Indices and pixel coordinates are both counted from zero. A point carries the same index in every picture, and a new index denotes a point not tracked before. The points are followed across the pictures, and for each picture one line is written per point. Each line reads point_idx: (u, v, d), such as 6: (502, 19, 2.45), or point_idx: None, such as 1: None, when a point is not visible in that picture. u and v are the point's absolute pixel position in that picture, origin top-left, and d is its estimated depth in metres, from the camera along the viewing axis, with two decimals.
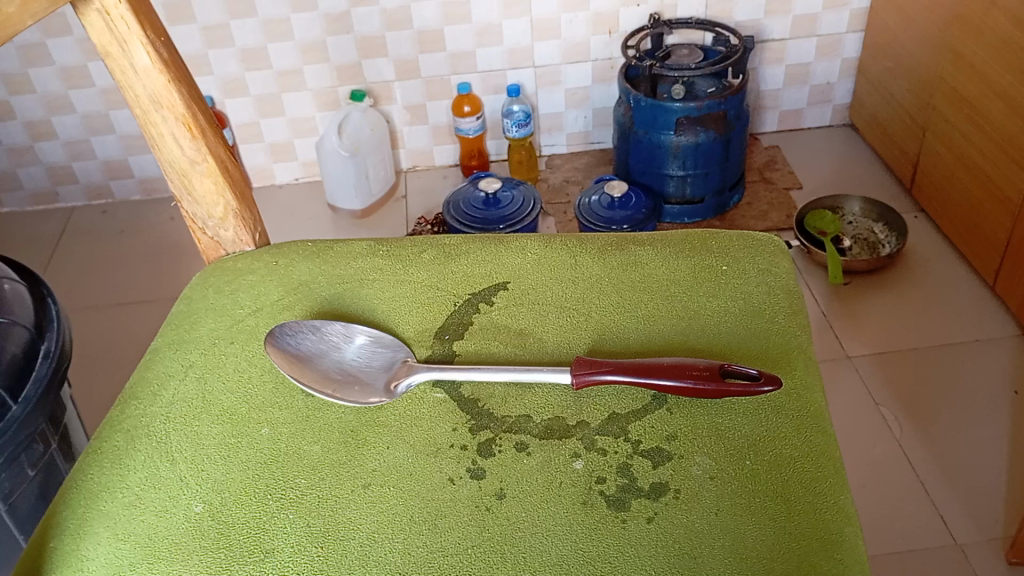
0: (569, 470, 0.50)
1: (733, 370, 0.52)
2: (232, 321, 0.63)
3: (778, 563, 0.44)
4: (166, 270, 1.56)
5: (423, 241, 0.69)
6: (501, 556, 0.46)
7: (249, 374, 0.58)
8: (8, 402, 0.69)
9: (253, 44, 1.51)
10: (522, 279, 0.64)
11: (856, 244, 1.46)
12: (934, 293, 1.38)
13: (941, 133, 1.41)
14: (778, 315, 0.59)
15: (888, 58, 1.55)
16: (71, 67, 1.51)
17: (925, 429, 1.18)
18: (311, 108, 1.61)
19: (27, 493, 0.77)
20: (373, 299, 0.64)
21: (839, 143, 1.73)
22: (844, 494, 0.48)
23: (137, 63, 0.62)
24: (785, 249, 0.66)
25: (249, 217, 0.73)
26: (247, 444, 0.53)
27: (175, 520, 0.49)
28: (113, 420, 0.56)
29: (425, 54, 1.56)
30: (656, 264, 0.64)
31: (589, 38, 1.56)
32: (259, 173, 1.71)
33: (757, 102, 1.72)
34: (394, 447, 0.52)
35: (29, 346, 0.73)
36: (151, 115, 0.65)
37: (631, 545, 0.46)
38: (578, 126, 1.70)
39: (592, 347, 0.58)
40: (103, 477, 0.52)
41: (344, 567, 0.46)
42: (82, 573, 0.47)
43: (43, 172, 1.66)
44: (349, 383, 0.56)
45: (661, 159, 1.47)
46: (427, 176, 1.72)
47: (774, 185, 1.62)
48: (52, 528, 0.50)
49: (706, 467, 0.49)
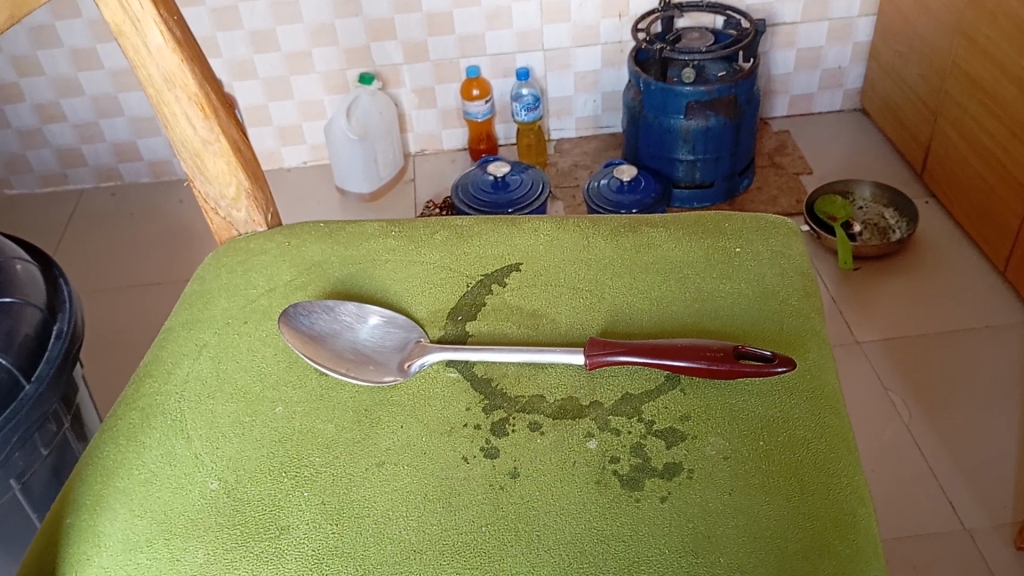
0: (583, 449, 0.50)
1: (747, 351, 0.52)
2: (245, 301, 0.63)
3: (793, 542, 0.45)
4: (175, 253, 1.56)
5: (435, 222, 0.69)
6: (515, 535, 0.46)
7: (262, 354, 0.58)
8: (21, 382, 0.69)
9: (262, 26, 1.51)
10: (535, 260, 0.64)
11: (866, 229, 1.45)
12: (945, 278, 1.38)
13: (953, 117, 1.40)
14: (792, 297, 0.59)
15: (900, 42, 1.53)
16: (80, 49, 1.51)
17: (934, 413, 1.18)
18: (320, 91, 1.61)
19: (40, 473, 0.78)
20: (386, 280, 0.64)
21: (851, 128, 1.72)
22: (857, 474, 0.48)
23: (150, 42, 0.62)
24: (799, 232, 0.66)
25: (262, 197, 0.73)
26: (261, 422, 0.53)
27: (191, 497, 0.49)
28: (128, 399, 0.56)
29: (434, 37, 1.55)
30: (669, 246, 0.64)
31: (599, 21, 1.55)
32: (268, 156, 1.71)
33: (768, 86, 1.71)
34: (408, 426, 0.52)
35: (42, 325, 0.73)
36: (165, 94, 0.65)
37: (645, 524, 0.46)
38: (587, 110, 1.70)
39: (606, 328, 0.58)
40: (118, 454, 0.53)
41: (359, 544, 0.46)
42: (99, 549, 0.48)
43: (53, 154, 1.66)
44: (363, 362, 0.56)
45: (671, 143, 1.47)
46: (436, 160, 1.72)
47: (785, 170, 1.62)
48: (69, 505, 0.50)
49: (719, 447, 0.49)
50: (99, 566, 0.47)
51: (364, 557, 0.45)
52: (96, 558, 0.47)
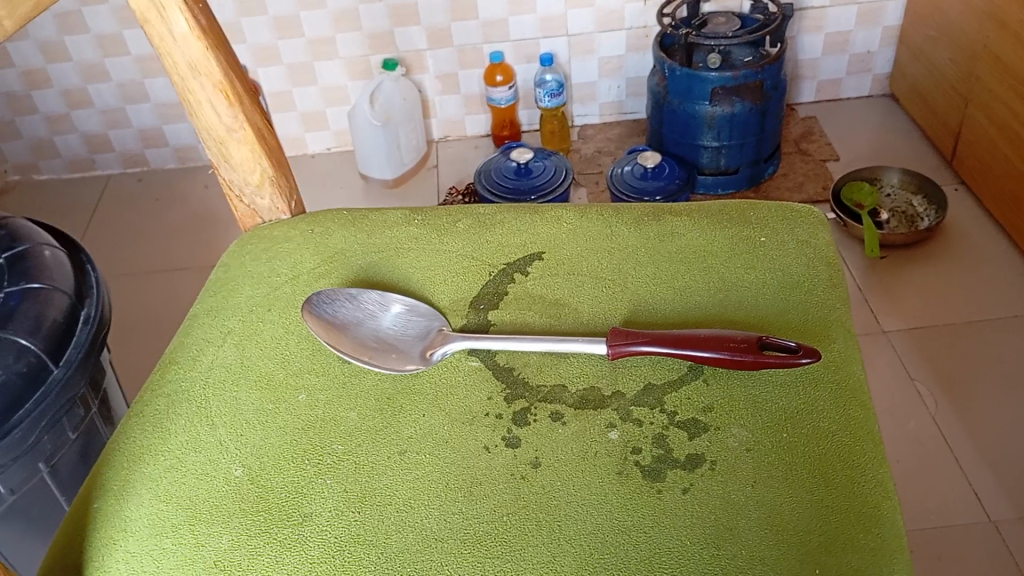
0: (604, 440, 0.50)
1: (771, 342, 0.52)
2: (269, 289, 0.63)
3: (815, 536, 0.44)
4: (199, 238, 1.58)
5: (458, 211, 0.69)
6: (536, 524, 0.46)
7: (286, 341, 0.59)
8: (49, 366, 0.70)
9: (286, 12, 1.51)
10: (557, 249, 0.64)
11: (893, 217, 1.43)
12: (975, 266, 1.36)
13: (984, 103, 1.37)
14: (817, 288, 0.58)
15: (931, 26, 1.51)
16: (106, 35, 1.51)
17: (961, 403, 1.16)
18: (344, 77, 1.61)
19: (68, 456, 0.79)
20: (408, 268, 0.64)
21: (879, 113, 1.69)
22: (883, 468, 0.48)
23: (175, 30, 0.62)
24: (825, 221, 0.65)
25: (286, 184, 0.73)
26: (285, 409, 0.54)
27: (216, 483, 0.50)
28: (153, 385, 0.57)
29: (458, 22, 1.54)
30: (694, 235, 0.64)
31: (624, 6, 1.54)
32: (291, 141, 1.72)
33: (794, 71, 1.69)
34: (429, 414, 0.52)
35: (70, 311, 0.74)
36: (190, 82, 0.65)
37: (667, 514, 0.46)
38: (611, 96, 1.69)
39: (628, 318, 0.57)
40: (144, 441, 0.53)
41: (381, 532, 0.46)
42: (125, 533, 0.48)
43: (80, 140, 1.68)
44: (385, 350, 0.57)
45: (696, 129, 1.46)
46: (458, 146, 1.72)
47: (811, 157, 1.60)
48: (97, 490, 0.51)
49: (743, 439, 0.49)
50: (126, 551, 0.48)
51: (386, 545, 0.46)
52: (123, 543, 0.48)
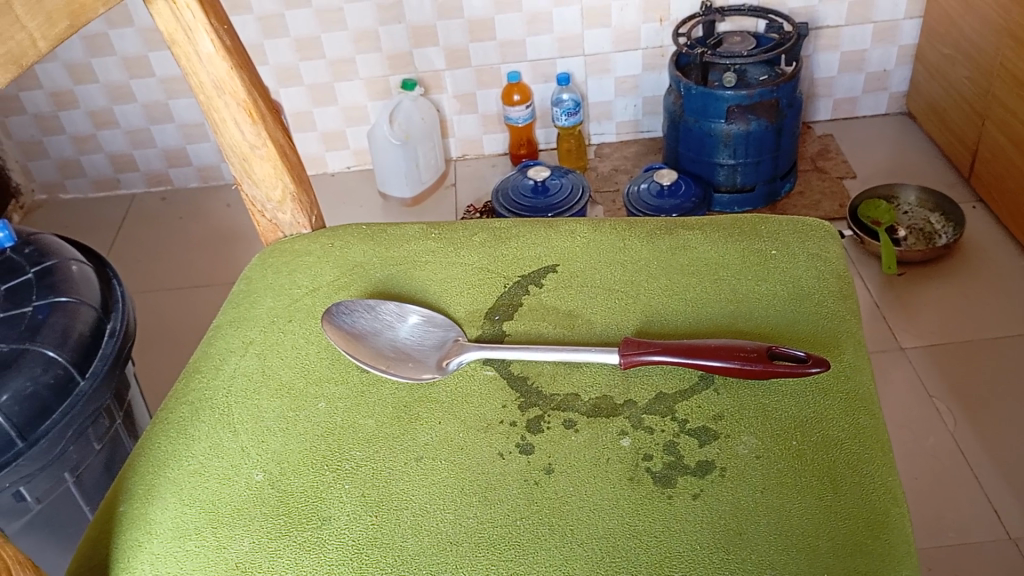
0: (616, 446, 0.51)
1: (781, 352, 0.53)
2: (290, 300, 0.65)
3: (824, 541, 0.45)
4: (222, 254, 1.60)
5: (475, 224, 0.71)
6: (549, 528, 0.47)
7: (307, 351, 0.60)
8: (76, 377, 0.72)
9: (307, 33, 1.54)
10: (571, 262, 0.65)
11: (910, 234, 1.43)
12: (992, 282, 1.35)
13: (1000, 119, 1.38)
14: (827, 299, 0.59)
15: (947, 44, 1.51)
16: (132, 57, 1.55)
17: (978, 419, 1.16)
18: (363, 97, 1.64)
19: (93, 467, 0.81)
20: (425, 281, 0.65)
21: (896, 131, 1.70)
22: (892, 475, 0.48)
23: (201, 50, 0.64)
24: (836, 235, 0.66)
25: (307, 200, 0.75)
26: (305, 417, 0.55)
27: (237, 487, 0.51)
28: (178, 393, 0.59)
29: (475, 43, 1.57)
30: (705, 248, 0.65)
31: (640, 26, 1.56)
32: (312, 161, 1.75)
33: (810, 89, 1.70)
34: (445, 422, 0.54)
35: (97, 324, 0.76)
36: (215, 100, 0.67)
37: (677, 519, 0.47)
38: (627, 114, 1.70)
39: (640, 329, 0.58)
40: (169, 446, 0.55)
41: (398, 536, 0.48)
42: (150, 535, 0.50)
43: (106, 160, 1.71)
44: (402, 360, 0.58)
45: (711, 147, 1.47)
46: (476, 165, 1.74)
47: (827, 174, 1.60)
48: (123, 494, 0.52)
49: (752, 446, 0.50)
50: (150, 552, 0.49)
51: (402, 549, 0.47)
52: (148, 545, 0.49)
